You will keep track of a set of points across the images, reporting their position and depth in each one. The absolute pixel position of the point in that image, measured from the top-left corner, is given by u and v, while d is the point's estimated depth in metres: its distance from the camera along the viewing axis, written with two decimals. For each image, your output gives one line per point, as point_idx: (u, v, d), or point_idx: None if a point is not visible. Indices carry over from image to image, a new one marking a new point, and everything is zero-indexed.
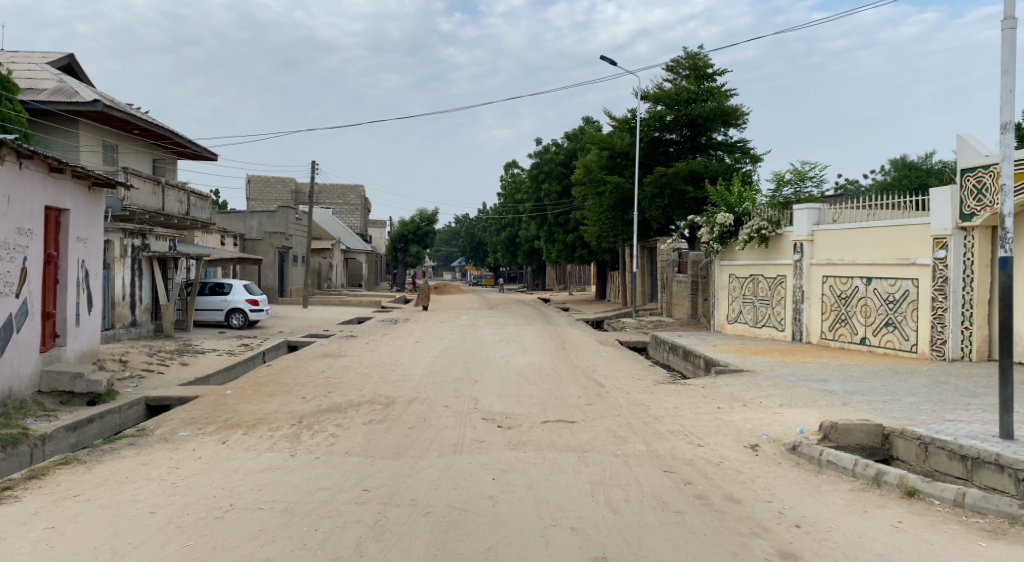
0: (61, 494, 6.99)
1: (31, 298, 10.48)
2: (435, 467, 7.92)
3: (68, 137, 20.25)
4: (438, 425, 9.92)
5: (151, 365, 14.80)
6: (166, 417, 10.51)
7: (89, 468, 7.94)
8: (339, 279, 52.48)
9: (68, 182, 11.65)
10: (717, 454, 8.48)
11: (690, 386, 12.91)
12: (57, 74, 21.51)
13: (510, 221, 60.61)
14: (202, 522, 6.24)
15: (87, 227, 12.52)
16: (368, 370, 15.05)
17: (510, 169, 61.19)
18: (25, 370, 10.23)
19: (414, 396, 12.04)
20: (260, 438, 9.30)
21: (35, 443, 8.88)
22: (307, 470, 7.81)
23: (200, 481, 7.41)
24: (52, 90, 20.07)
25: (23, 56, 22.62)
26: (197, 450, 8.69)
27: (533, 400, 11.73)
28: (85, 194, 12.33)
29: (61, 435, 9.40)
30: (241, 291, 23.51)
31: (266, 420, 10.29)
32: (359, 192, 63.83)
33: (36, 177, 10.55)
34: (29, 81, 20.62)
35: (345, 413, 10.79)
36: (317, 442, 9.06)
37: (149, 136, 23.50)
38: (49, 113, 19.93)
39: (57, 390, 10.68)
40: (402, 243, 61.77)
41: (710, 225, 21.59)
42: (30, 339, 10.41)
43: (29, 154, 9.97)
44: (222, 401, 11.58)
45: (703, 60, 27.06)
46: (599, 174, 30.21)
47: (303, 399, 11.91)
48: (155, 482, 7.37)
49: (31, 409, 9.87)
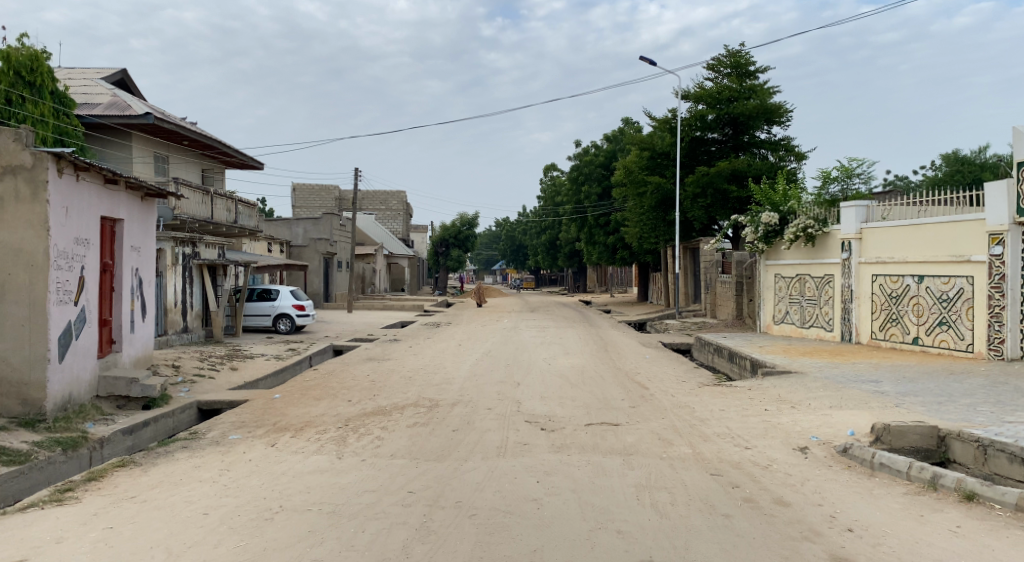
0: (120, 495, 7.20)
1: (89, 307, 10.80)
2: (479, 469, 7.95)
3: (121, 149, 20.88)
4: (482, 428, 9.97)
5: (203, 370, 15.16)
6: (217, 420, 10.76)
7: (146, 470, 8.17)
8: (382, 285, 53.05)
9: (123, 192, 11.98)
10: (765, 456, 8.35)
11: (736, 388, 12.74)
12: (111, 88, 22.15)
13: (550, 224, 60.69)
14: (254, 522, 6.37)
15: (141, 237, 12.90)
16: (411, 373, 15.16)
17: (551, 172, 61.21)
18: (84, 376, 10.55)
19: (458, 399, 12.12)
20: (308, 440, 9.46)
21: (94, 446, 9.15)
22: (354, 472, 7.92)
23: (251, 483, 7.57)
24: (106, 104, 20.72)
25: (79, 72, 23.39)
26: (247, 453, 8.89)
27: (576, 403, 11.72)
28: (137, 204, 12.67)
29: (118, 438, 9.69)
30: (288, 297, 23.91)
31: (314, 423, 10.48)
32: (401, 198, 64.38)
33: (92, 189, 10.83)
34: (85, 96, 21.31)
35: (390, 416, 10.91)
36: (363, 445, 9.19)
37: (198, 147, 24.10)
38: (104, 127, 20.59)
39: (115, 394, 11.02)
40: (443, 247, 62.17)
41: (755, 224, 21.24)
42: (88, 345, 10.72)
43: (86, 167, 10.26)
44: (271, 405, 11.82)
45: (745, 57, 26.74)
46: (639, 174, 30.05)
47: (349, 402, 12.08)
48: (208, 483, 7.55)
49: (90, 413, 10.22)
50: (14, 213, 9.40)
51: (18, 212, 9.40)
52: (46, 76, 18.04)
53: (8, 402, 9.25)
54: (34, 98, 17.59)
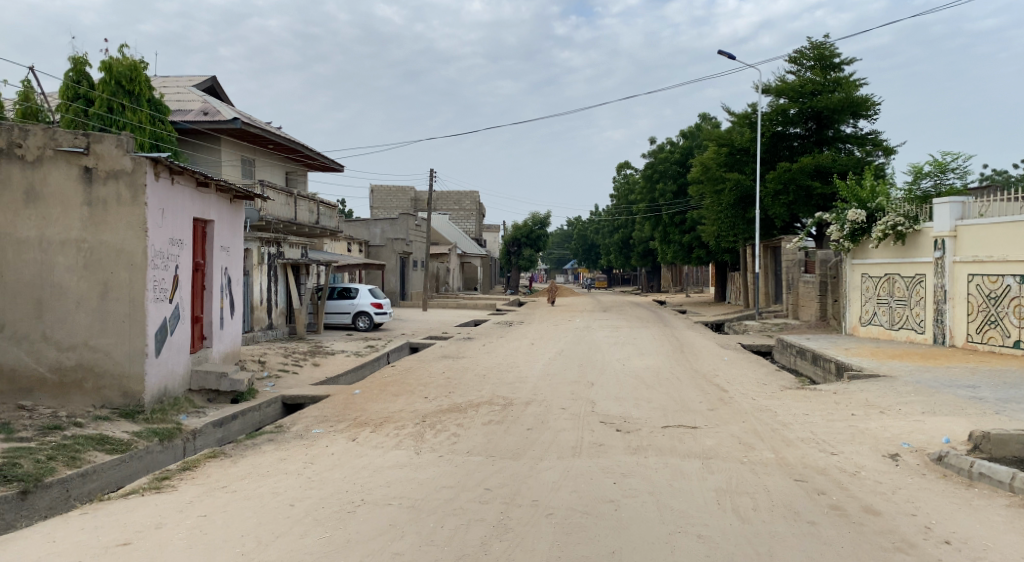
0: (212, 485, 7.51)
1: (182, 304, 11.28)
2: (555, 469, 7.95)
3: (211, 153, 21.72)
4: (557, 427, 9.96)
5: (287, 365, 15.68)
6: (301, 414, 11.10)
7: (236, 461, 8.50)
8: (456, 283, 53.64)
9: (213, 195, 12.47)
10: (853, 463, 8.06)
11: (821, 391, 12.34)
12: (202, 95, 23.10)
13: (624, 222, 60.19)
14: (337, 515, 6.54)
15: (230, 237, 13.41)
16: (486, 371, 15.28)
17: (625, 170, 60.70)
18: (179, 370, 11.04)
19: (532, 399, 12.14)
20: (387, 436, 9.65)
21: (188, 437, 9.57)
22: (432, 467, 8.04)
23: (334, 476, 7.77)
24: (198, 111, 21.63)
25: (173, 80, 24.51)
26: (329, 447, 9.14)
27: (653, 405, 11.58)
28: (227, 206, 13.18)
29: (209, 430, 10.10)
30: (367, 295, 24.46)
31: (392, 419, 10.69)
32: (474, 198, 64.92)
33: (185, 191, 11.31)
34: (178, 103, 22.31)
35: (466, 413, 11.02)
36: (440, 441, 9.30)
37: (282, 150, 24.90)
38: (196, 132, 21.50)
39: (206, 388, 11.49)
40: (516, 247, 62.41)
41: (840, 222, 20.55)
42: (182, 340, 11.21)
43: (180, 170, 10.71)
44: (351, 400, 12.12)
45: (830, 49, 25.91)
46: (717, 171, 29.47)
47: (425, 399, 12.26)
48: (293, 476, 7.79)
49: (184, 406, 10.69)
50: (116, 214, 9.86)
51: (118, 215, 9.86)
52: (143, 85, 18.95)
53: (109, 394, 9.75)
54: (133, 106, 18.60)
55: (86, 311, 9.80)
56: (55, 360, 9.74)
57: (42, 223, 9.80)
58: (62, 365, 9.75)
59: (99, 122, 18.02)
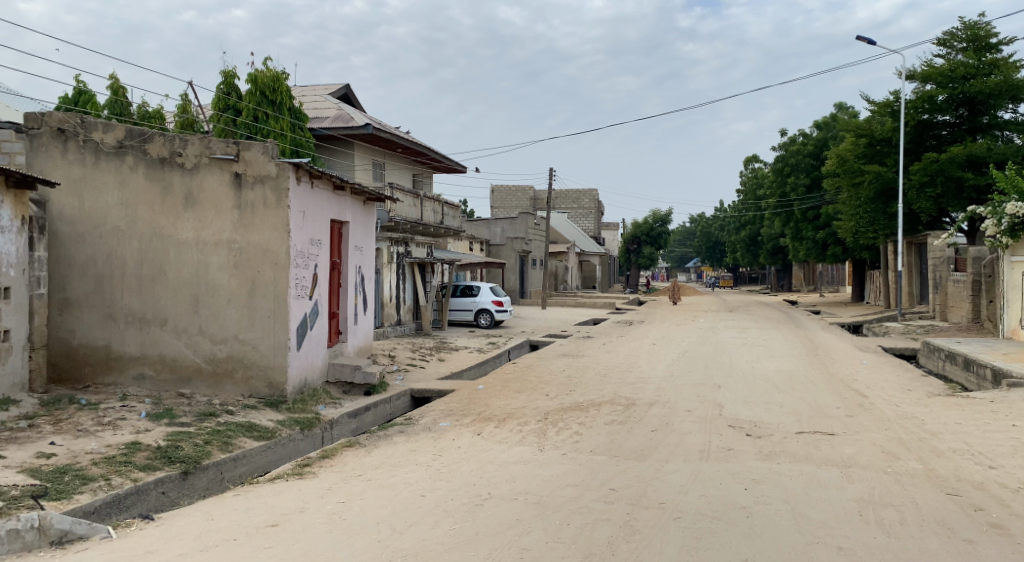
0: (348, 473, 7.84)
1: (321, 300, 11.84)
2: (682, 472, 7.77)
3: (345, 157, 22.70)
4: (683, 429, 9.73)
5: (414, 360, 16.15)
6: (428, 408, 11.40)
7: (369, 451, 8.85)
8: (575, 282, 53.54)
9: (348, 196, 13.01)
10: (1014, 478, 7.42)
11: (975, 399, 11.43)
12: (337, 103, 24.19)
13: (751, 219, 58.19)
14: (466, 507, 6.66)
15: (363, 236, 13.95)
16: (608, 370, 15.15)
17: (752, 165, 58.68)
18: (317, 363, 11.60)
19: (656, 399, 11.92)
20: (511, 431, 9.75)
21: (325, 426, 10.03)
22: (556, 465, 8.04)
23: (461, 469, 7.92)
24: (333, 117, 22.67)
25: (311, 89, 25.81)
26: (456, 440, 9.33)
27: (785, 409, 11.10)
28: (360, 207, 13.71)
29: (344, 420, 10.55)
30: (488, 294, 24.85)
31: (516, 415, 10.78)
32: (593, 196, 64.52)
33: (323, 194, 11.85)
34: (315, 110, 23.46)
35: (589, 412, 10.97)
36: (564, 439, 9.30)
37: (410, 154, 25.68)
38: (332, 138, 22.53)
39: (341, 380, 12.02)
40: (636, 245, 61.62)
41: (997, 216, 18.99)
42: (320, 335, 11.77)
43: (319, 174, 11.23)
44: (476, 395, 12.33)
45: (984, 29, 24.03)
46: (855, 164, 27.93)
47: (547, 396, 12.29)
48: (423, 467, 8.00)
49: (321, 396, 11.23)
50: (262, 217, 10.46)
51: (265, 217, 10.45)
52: (285, 95, 19.93)
53: (256, 384, 10.39)
54: (276, 115, 19.68)
55: (236, 307, 10.46)
56: (210, 352, 10.46)
57: (198, 225, 10.51)
58: (216, 357, 10.46)
59: (246, 131, 19.25)
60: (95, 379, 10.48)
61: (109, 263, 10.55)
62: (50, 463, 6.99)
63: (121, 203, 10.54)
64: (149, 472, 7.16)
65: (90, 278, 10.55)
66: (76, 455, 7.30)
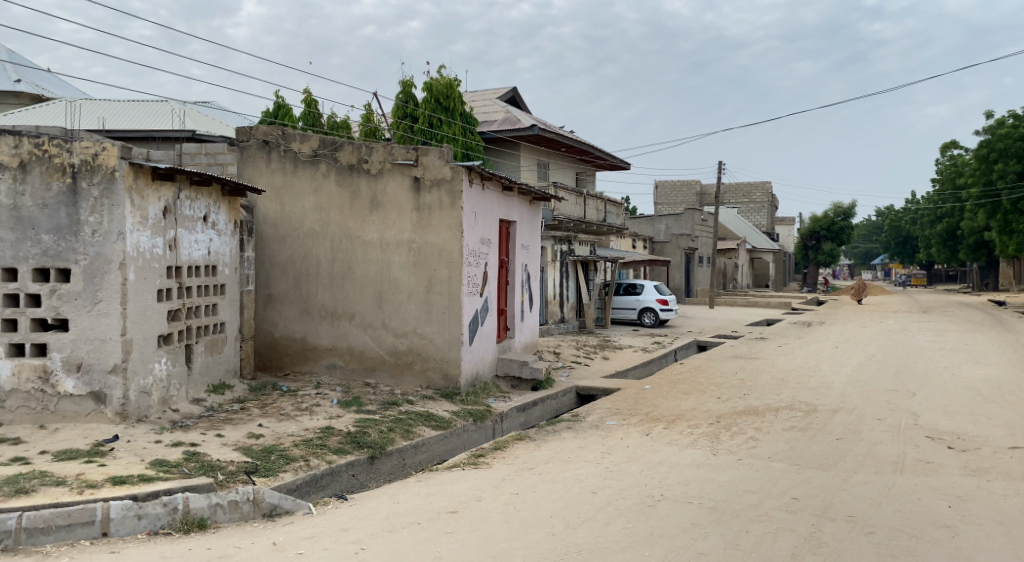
0: (520, 466, 8.00)
1: (491, 297, 12.17)
2: (872, 484, 7.24)
3: (512, 159, 23.19)
4: (872, 439, 9.07)
5: (579, 358, 16.21)
6: (596, 405, 11.40)
7: (539, 445, 8.98)
8: (746, 280, 51.44)
9: (516, 196, 13.29)
10: None
11: None
12: (504, 106, 24.76)
13: (948, 211, 53.27)
14: (639, 507, 6.59)
15: (529, 235, 14.19)
16: (784, 374, 14.42)
17: (950, 152, 53.69)
18: (488, 358, 11.94)
19: (840, 406, 11.19)
20: (681, 433, 9.53)
21: (496, 419, 10.30)
22: (732, 469, 7.76)
23: (632, 468, 7.84)
24: (501, 120, 23.24)
25: (479, 94, 26.60)
26: (625, 439, 9.26)
27: (992, 421, 10.04)
28: (527, 206, 13.96)
29: (514, 414, 10.78)
30: (652, 292, 24.35)
31: (687, 417, 10.53)
32: (766, 189, 61.53)
33: (493, 195, 12.18)
34: (483, 114, 24.15)
35: (764, 416, 10.50)
36: (738, 443, 8.96)
37: (575, 153, 25.79)
38: (500, 140, 23.08)
39: (511, 375, 12.31)
40: (813, 241, 58.39)
41: None
42: (490, 331, 12.10)
43: (489, 176, 11.56)
44: (644, 395, 12.17)
45: None
46: None
47: (719, 399, 11.90)
48: (593, 464, 8.01)
49: (492, 390, 11.55)
50: (439, 218, 10.94)
51: (441, 218, 10.92)
52: (458, 101, 20.81)
53: (433, 376, 10.89)
54: (449, 120, 20.53)
55: (415, 302, 11.00)
56: (392, 344, 11.07)
57: (381, 226, 11.13)
58: (397, 349, 11.06)
59: (422, 136, 20.22)
60: (294, 367, 11.38)
61: (305, 263, 11.38)
62: (258, 443, 7.68)
63: (316, 208, 11.34)
64: (341, 455, 7.68)
65: (290, 275, 11.44)
66: (279, 437, 7.98)
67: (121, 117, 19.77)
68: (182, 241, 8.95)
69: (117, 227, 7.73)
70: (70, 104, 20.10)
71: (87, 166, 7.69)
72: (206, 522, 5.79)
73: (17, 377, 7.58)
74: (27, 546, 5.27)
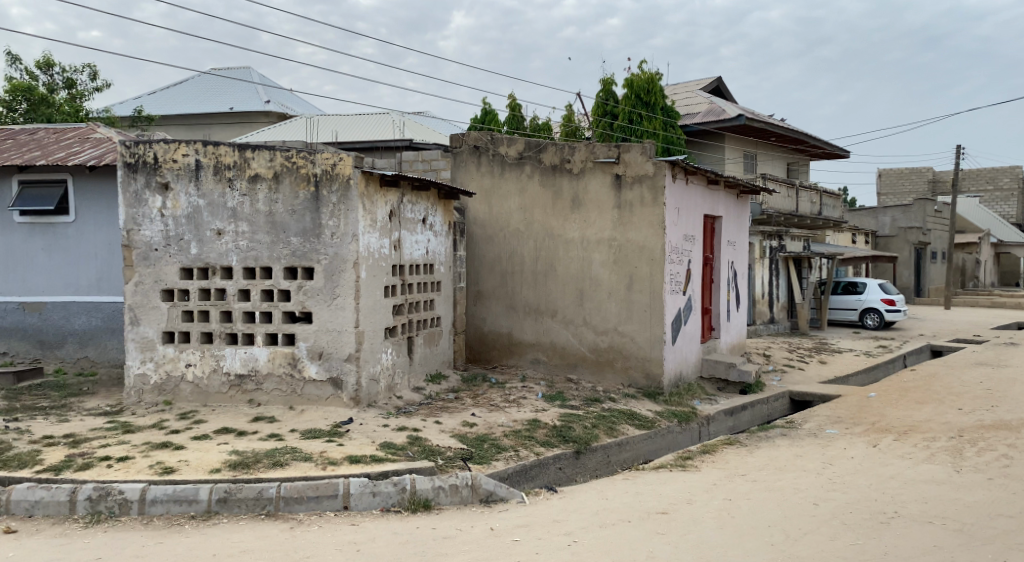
0: (733, 471, 7.78)
1: (694, 296, 11.91)
2: None
3: (716, 151, 22.47)
4: None
5: (792, 361, 15.38)
6: (812, 412, 10.79)
7: (751, 451, 8.68)
8: (989, 277, 45.87)
9: (722, 191, 12.89)
10: None
11: None
12: (708, 97, 24.04)
13: None
14: (869, 524, 6.17)
15: (736, 231, 13.71)
16: None
17: None
18: (691, 358, 11.70)
19: None
20: (915, 447, 8.75)
21: (703, 422, 10.09)
22: (978, 490, 7.02)
23: (859, 481, 7.35)
24: (704, 112, 22.59)
25: (682, 86, 26.01)
26: (848, 450, 8.68)
27: None
28: (733, 201, 13.49)
29: (721, 418, 10.51)
30: (876, 291, 22.47)
31: (920, 429, 9.65)
32: (1015, 174, 52.79)
33: (698, 190, 11.90)
34: (687, 106, 23.60)
35: (1017, 433, 9.35)
36: (985, 461, 8.07)
37: (785, 142, 24.43)
38: (703, 132, 22.44)
39: (716, 377, 11.99)
40: None
41: None
42: (694, 331, 11.85)
43: (694, 171, 11.31)
44: (868, 403, 11.32)
45: None
46: None
47: (959, 410, 10.78)
48: (813, 474, 7.61)
49: (697, 392, 11.33)
50: (641, 215, 10.89)
51: (643, 215, 10.87)
52: (659, 95, 20.44)
53: (635, 374, 10.89)
54: (650, 115, 20.24)
55: (617, 301, 11.06)
56: (593, 342, 11.20)
57: (584, 224, 11.28)
58: (598, 347, 11.17)
59: (622, 133, 20.17)
60: (501, 361, 11.86)
61: (511, 261, 11.81)
62: (471, 431, 8.12)
63: (521, 208, 11.71)
64: (550, 448, 7.91)
65: (497, 273, 11.91)
66: (490, 427, 8.38)
67: (349, 129, 21.60)
68: (404, 242, 9.66)
69: (352, 230, 8.52)
70: (307, 121, 22.30)
71: (327, 175, 8.53)
72: (431, 504, 6.23)
73: (272, 362, 8.59)
74: (284, 512, 5.98)
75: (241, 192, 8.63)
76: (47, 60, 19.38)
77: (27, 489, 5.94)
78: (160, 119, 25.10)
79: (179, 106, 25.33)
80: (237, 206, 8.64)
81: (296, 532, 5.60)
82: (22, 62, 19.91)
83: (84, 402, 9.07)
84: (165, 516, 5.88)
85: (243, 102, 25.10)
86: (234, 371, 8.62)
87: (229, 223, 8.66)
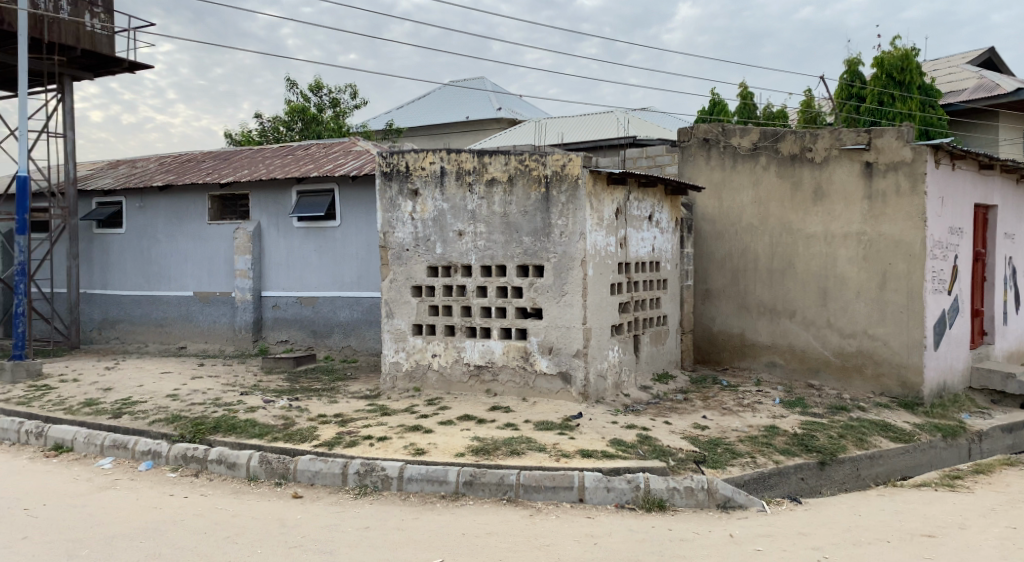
0: (1016, 497, 6.81)
1: (962, 296, 10.61)
2: None
3: (987, 132, 19.84)
4: None
5: None
6: None
7: None
8: None
9: (997, 177, 11.36)
10: None
11: None
12: (977, 71, 21.30)
13: None
14: None
15: (1015, 222, 12.01)
16: None
17: None
18: (958, 366, 10.45)
19: None
20: None
21: (973, 438, 8.97)
22: None
23: None
24: (972, 89, 20.05)
25: (944, 61, 23.28)
26: None
27: None
28: (1012, 188, 11.83)
29: (997, 435, 9.27)
30: None
31: None
32: None
33: (967, 176, 10.58)
34: (950, 84, 21.09)
35: None
36: None
37: None
38: (971, 111, 19.93)
39: (988, 388, 10.63)
40: None
41: None
42: (962, 335, 10.56)
43: (962, 155, 10.05)
44: None
45: None
46: None
47: None
48: None
49: (965, 404, 10.14)
50: (896, 206, 9.93)
51: (898, 206, 9.91)
52: (916, 73, 18.46)
53: (888, 382, 9.97)
54: (904, 95, 18.35)
55: (866, 301, 10.18)
56: (838, 345, 10.41)
57: (827, 218, 10.48)
58: (844, 351, 10.36)
59: (871, 117, 18.50)
60: (733, 363, 11.36)
61: (744, 258, 11.22)
62: (704, 434, 7.86)
63: (755, 202, 11.08)
64: (792, 456, 7.44)
65: (728, 271, 11.38)
66: (725, 430, 8.06)
67: (579, 130, 21.88)
68: (631, 239, 9.59)
69: (580, 228, 8.59)
70: (538, 124, 22.94)
71: (558, 176, 8.69)
72: (666, 504, 6.10)
73: (507, 355, 8.94)
74: (524, 500, 6.18)
75: (479, 195, 9.06)
76: (316, 83, 21.74)
77: (308, 460, 6.69)
78: (406, 131, 27.13)
79: (422, 117, 27.23)
80: (476, 208, 9.08)
81: (536, 521, 5.77)
82: (296, 86, 22.53)
83: (348, 387, 10.06)
84: (419, 493, 6.33)
85: (478, 110, 26.35)
86: (473, 361, 9.08)
87: (468, 224, 9.13)
